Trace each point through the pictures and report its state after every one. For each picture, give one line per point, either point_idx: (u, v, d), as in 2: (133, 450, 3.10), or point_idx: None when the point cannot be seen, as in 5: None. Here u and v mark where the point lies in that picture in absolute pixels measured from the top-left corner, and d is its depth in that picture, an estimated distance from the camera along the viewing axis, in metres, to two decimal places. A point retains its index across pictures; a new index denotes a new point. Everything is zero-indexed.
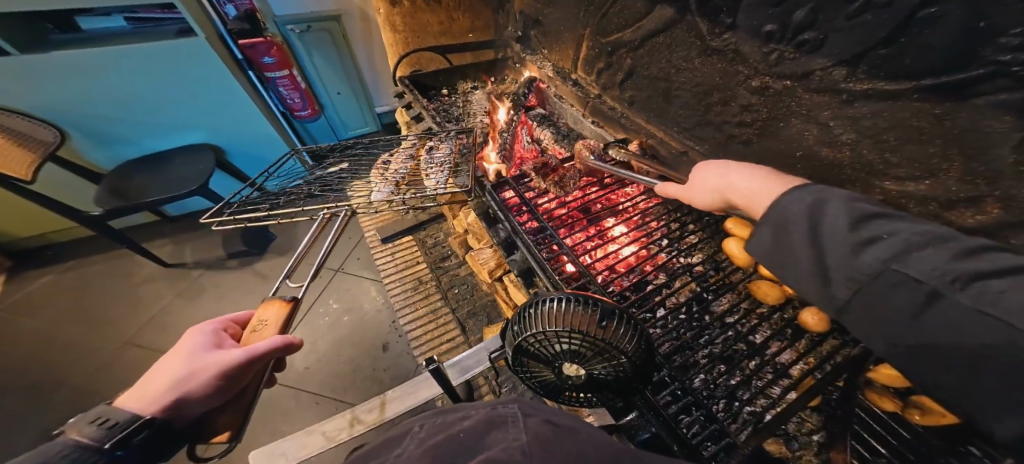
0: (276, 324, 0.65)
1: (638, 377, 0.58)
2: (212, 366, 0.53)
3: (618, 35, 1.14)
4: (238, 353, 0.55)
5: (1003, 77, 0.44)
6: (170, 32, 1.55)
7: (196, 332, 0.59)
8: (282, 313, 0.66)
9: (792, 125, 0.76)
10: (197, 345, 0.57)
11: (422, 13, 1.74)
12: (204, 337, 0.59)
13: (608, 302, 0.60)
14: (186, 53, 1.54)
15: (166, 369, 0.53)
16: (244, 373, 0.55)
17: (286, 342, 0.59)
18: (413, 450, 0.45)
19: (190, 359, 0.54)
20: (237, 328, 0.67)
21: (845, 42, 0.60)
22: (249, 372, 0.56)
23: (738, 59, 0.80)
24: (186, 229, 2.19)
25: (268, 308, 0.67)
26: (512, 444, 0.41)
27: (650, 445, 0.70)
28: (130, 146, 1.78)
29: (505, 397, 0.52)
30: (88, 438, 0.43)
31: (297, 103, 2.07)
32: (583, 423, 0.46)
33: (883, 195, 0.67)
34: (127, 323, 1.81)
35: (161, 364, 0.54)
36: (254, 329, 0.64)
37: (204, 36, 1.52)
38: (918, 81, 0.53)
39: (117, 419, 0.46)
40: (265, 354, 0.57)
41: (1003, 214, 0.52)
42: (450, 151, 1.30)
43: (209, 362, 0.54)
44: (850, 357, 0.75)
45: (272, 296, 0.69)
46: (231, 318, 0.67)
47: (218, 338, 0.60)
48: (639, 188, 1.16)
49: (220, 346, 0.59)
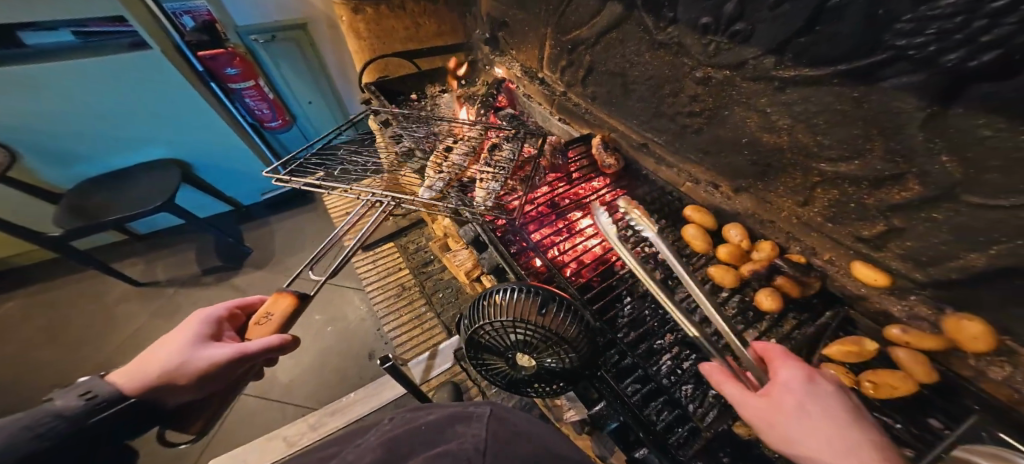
0: (277, 322, 0.64)
1: (589, 363, 0.59)
2: (201, 360, 0.55)
3: (576, 32, 1.16)
4: (228, 350, 0.55)
5: (903, 60, 0.48)
6: (123, 45, 1.54)
7: (197, 316, 0.61)
8: (288, 309, 0.64)
9: (735, 113, 0.78)
10: (191, 334, 0.58)
11: (387, 19, 1.73)
12: (204, 325, 0.60)
13: (555, 290, 0.61)
14: (149, 67, 1.54)
15: (162, 352, 0.56)
16: (234, 367, 0.57)
17: (278, 342, 0.59)
18: (377, 439, 0.48)
19: (185, 346, 0.57)
20: (241, 315, 0.68)
21: (770, 32, 0.62)
22: (238, 368, 0.57)
23: (682, 52, 0.82)
24: (158, 246, 2.14)
25: (279, 300, 0.65)
26: (468, 441, 0.43)
27: (620, 434, 0.68)
28: (91, 164, 1.75)
29: (478, 401, 0.55)
30: (72, 409, 0.50)
31: (266, 113, 2.06)
32: (535, 429, 0.50)
33: (820, 177, 0.70)
34: (99, 347, 1.75)
35: (160, 343, 0.58)
36: (257, 321, 0.63)
37: (159, 47, 1.51)
38: (835, 67, 0.56)
39: (103, 396, 0.52)
40: (255, 354, 0.57)
41: (922, 190, 0.55)
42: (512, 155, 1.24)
43: (198, 354, 0.56)
44: (808, 335, 0.75)
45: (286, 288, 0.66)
46: (237, 303, 0.68)
47: (217, 327, 0.62)
48: (604, 181, 1.16)
49: (216, 337, 0.60)
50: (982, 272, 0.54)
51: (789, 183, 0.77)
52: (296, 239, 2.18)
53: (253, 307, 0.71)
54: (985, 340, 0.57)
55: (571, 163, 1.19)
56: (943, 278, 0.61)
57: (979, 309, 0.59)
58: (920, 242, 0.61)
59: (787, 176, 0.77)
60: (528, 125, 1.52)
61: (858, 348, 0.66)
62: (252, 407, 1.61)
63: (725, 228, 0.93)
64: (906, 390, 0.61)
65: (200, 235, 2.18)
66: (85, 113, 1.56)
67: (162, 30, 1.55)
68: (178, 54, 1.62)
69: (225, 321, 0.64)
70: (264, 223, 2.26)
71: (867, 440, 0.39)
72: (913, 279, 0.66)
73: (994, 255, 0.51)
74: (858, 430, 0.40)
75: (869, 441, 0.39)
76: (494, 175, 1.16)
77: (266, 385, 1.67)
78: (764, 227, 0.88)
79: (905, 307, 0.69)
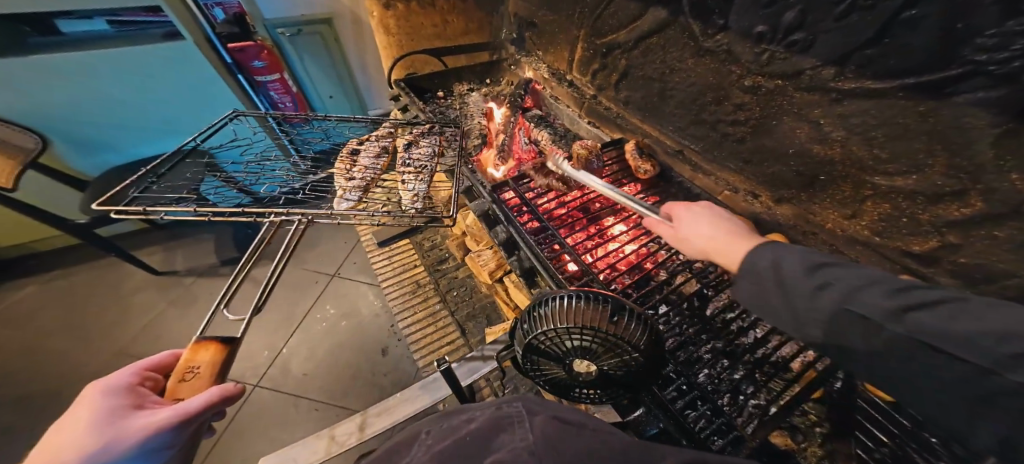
0: (211, 371, 0.58)
1: (648, 370, 0.59)
2: (135, 430, 0.45)
3: (613, 36, 1.16)
4: (166, 415, 0.47)
5: (981, 75, 0.47)
6: (156, 35, 1.55)
7: (102, 389, 0.49)
8: (217, 357, 0.59)
9: (784, 123, 0.78)
10: (105, 409, 0.47)
11: (415, 16, 1.75)
12: (117, 396, 0.49)
13: (616, 297, 0.62)
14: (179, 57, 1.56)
15: (68, 437, 0.44)
16: (179, 435, 0.48)
17: (228, 391, 0.52)
18: (421, 458, 0.41)
19: (102, 425, 0.45)
20: (159, 377, 0.57)
21: (832, 43, 0.62)
22: (182, 436, 0.49)
23: (730, 59, 0.82)
24: (176, 235, 2.16)
25: (199, 353, 0.59)
26: (517, 447, 0.37)
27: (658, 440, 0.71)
28: (115, 153, 1.76)
29: (508, 397, 0.48)
30: None
31: (289, 107, 2.08)
32: (590, 418, 0.44)
33: (873, 190, 0.70)
34: (117, 333, 1.76)
35: (58, 434, 0.45)
36: (181, 378, 0.56)
37: (192, 39, 1.51)
38: (903, 80, 0.56)
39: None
40: (201, 412, 0.49)
41: (985, 207, 0.54)
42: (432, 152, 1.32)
43: (130, 424, 0.46)
44: None
45: (204, 337, 0.61)
46: (147, 366, 0.57)
47: (135, 395, 0.51)
48: (637, 187, 1.15)
49: (140, 406, 0.50)
50: None
51: (837, 196, 0.77)
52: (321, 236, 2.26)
53: (165, 369, 0.60)
54: None
55: (605, 166, 1.19)
56: (998, 296, 0.60)
57: None
58: (975, 259, 0.60)
59: (836, 189, 0.76)
60: (555, 127, 1.52)
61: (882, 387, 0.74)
62: (267, 399, 1.61)
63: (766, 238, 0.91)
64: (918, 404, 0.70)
65: (219, 225, 2.19)
66: (111, 100, 1.58)
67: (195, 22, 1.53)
68: (210, 46, 1.61)
69: (140, 387, 0.53)
70: None
71: (725, 231, 0.60)
72: None
73: None
74: (717, 224, 0.62)
75: (727, 228, 0.61)
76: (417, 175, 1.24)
77: (280, 378, 1.67)
78: (805, 238, 0.87)
79: None
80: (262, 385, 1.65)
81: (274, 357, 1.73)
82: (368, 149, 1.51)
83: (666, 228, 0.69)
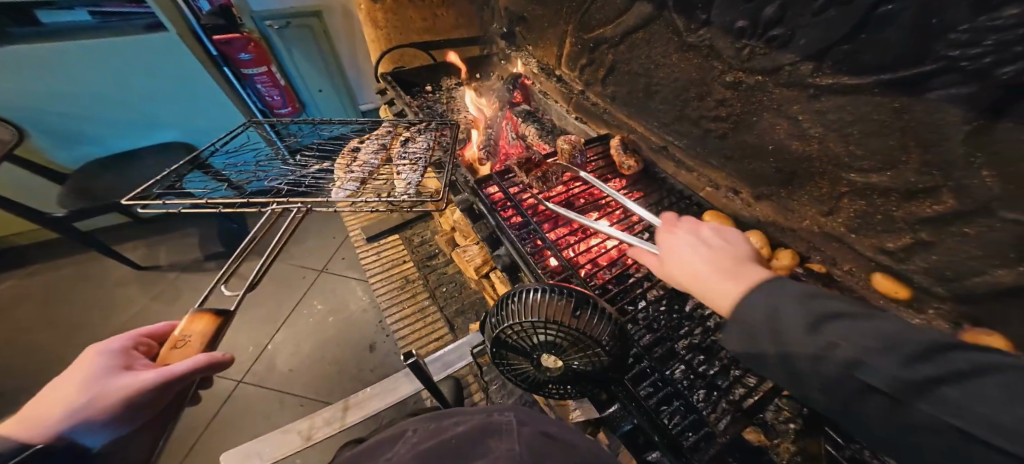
0: (203, 340, 0.57)
1: (616, 366, 0.59)
2: (121, 388, 0.46)
3: (600, 31, 1.15)
4: (150, 376, 0.48)
5: (953, 72, 0.47)
6: (137, 26, 1.52)
7: (96, 351, 0.50)
8: (209, 328, 0.58)
9: (764, 119, 0.78)
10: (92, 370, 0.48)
11: (404, 9, 1.72)
12: (109, 356, 0.50)
13: (584, 291, 0.62)
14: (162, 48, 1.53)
15: (60, 390, 0.46)
16: (162, 394, 0.49)
17: (213, 360, 0.52)
18: (405, 456, 0.42)
19: (91, 378, 0.47)
20: (154, 343, 0.58)
21: (810, 39, 0.62)
22: (165, 395, 0.50)
23: (713, 55, 0.82)
24: (159, 230, 2.11)
25: (193, 324, 0.58)
26: (505, 454, 0.38)
27: (631, 436, 0.70)
28: (95, 147, 1.71)
29: (501, 406, 0.50)
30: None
31: (277, 100, 2.03)
32: (581, 442, 0.46)
33: (849, 187, 0.70)
34: (96, 329, 1.72)
35: (54, 385, 0.47)
36: (173, 345, 0.55)
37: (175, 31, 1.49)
38: (878, 76, 0.56)
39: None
40: (186, 375, 0.49)
41: (956, 204, 0.55)
42: (426, 146, 1.24)
43: (116, 383, 0.47)
44: None
45: (201, 308, 0.60)
46: (144, 333, 0.58)
47: (126, 357, 0.52)
48: (621, 182, 1.15)
49: (129, 367, 0.50)
50: (1009, 290, 0.55)
51: (814, 193, 0.78)
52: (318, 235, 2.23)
53: (162, 338, 0.61)
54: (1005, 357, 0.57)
55: (588, 163, 1.19)
56: (968, 293, 0.61)
57: (1000, 327, 0.59)
58: (946, 255, 0.61)
59: (813, 185, 0.77)
60: (543, 122, 1.51)
61: None
62: (250, 395, 1.59)
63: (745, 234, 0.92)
64: None
65: (203, 220, 2.16)
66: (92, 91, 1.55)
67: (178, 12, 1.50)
68: (195, 39, 1.59)
69: (134, 351, 0.54)
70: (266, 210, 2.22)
71: (702, 259, 0.56)
72: (933, 292, 0.66)
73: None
74: (717, 261, 0.55)
75: (708, 256, 0.57)
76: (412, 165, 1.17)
77: (265, 373, 1.65)
78: (784, 235, 0.88)
79: (922, 321, 0.68)
80: (246, 380, 1.63)
81: (259, 352, 1.71)
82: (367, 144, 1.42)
83: (651, 259, 0.64)
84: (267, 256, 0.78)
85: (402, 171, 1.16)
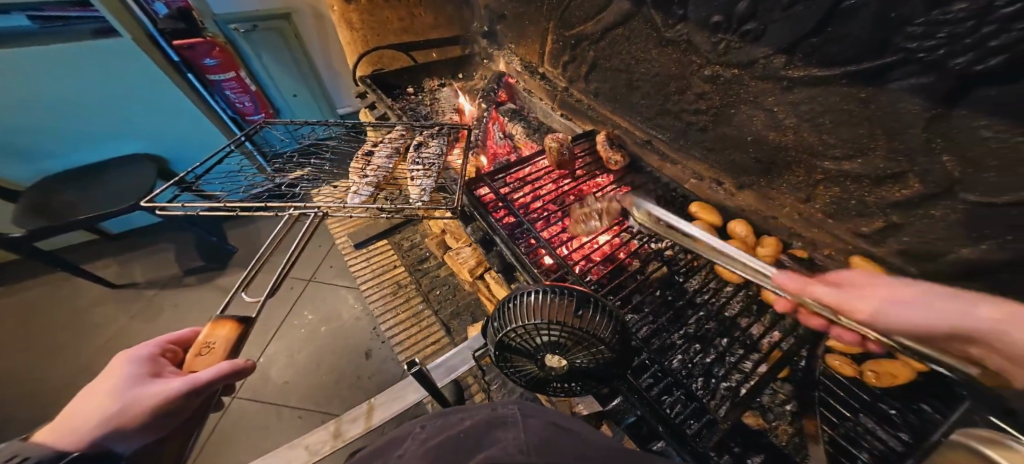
0: (224, 348, 0.57)
1: (618, 362, 0.60)
2: (148, 397, 0.46)
3: (581, 28, 1.16)
4: (179, 383, 0.47)
5: (912, 63, 0.49)
6: (86, 32, 1.43)
7: (126, 358, 0.51)
8: (234, 334, 0.59)
9: (741, 112, 0.80)
10: (124, 375, 0.48)
11: (380, 9, 1.69)
12: (138, 363, 0.51)
13: (583, 290, 0.63)
14: (115, 56, 1.45)
15: (93, 398, 0.46)
16: (187, 403, 0.48)
17: (235, 368, 0.51)
18: (415, 450, 0.43)
19: (119, 387, 0.47)
20: (179, 350, 0.58)
21: (781, 32, 0.64)
22: (192, 403, 0.49)
23: (691, 49, 0.83)
24: (132, 246, 2.04)
25: (217, 329, 0.59)
26: (510, 444, 0.39)
27: (635, 428, 0.72)
28: (58, 161, 1.64)
29: (505, 400, 0.51)
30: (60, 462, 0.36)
31: (249, 106, 1.98)
32: (587, 430, 0.47)
33: (823, 175, 0.73)
34: (69, 353, 1.65)
35: (85, 393, 0.47)
36: (197, 352, 0.55)
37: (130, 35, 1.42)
38: (845, 67, 0.58)
39: (36, 457, 0.38)
40: (211, 383, 0.49)
41: (922, 187, 0.58)
42: (439, 150, 1.25)
43: (145, 392, 0.46)
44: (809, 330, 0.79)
45: (223, 315, 0.60)
46: (170, 339, 0.58)
47: (154, 364, 0.52)
48: (609, 178, 1.18)
49: (157, 374, 0.51)
50: (976, 267, 0.58)
51: (792, 181, 0.80)
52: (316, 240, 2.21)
53: (187, 343, 0.61)
54: None
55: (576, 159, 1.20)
56: (936, 271, 0.65)
57: None
58: (916, 236, 0.65)
59: (790, 174, 0.80)
60: (529, 120, 1.53)
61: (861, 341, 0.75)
62: (245, 410, 1.56)
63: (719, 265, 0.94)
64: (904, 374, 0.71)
65: (181, 233, 2.09)
66: (59, 99, 1.48)
67: (131, 15, 1.43)
68: (152, 43, 1.52)
69: (161, 357, 0.54)
70: (249, 221, 2.16)
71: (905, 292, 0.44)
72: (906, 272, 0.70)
73: (986, 249, 0.55)
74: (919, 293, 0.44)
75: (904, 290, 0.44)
76: (428, 172, 1.16)
77: (259, 387, 1.62)
78: (767, 224, 0.91)
79: None
80: (240, 396, 1.59)
81: None
82: (381, 149, 1.39)
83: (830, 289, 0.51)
84: (285, 265, 0.78)
85: (418, 179, 1.16)
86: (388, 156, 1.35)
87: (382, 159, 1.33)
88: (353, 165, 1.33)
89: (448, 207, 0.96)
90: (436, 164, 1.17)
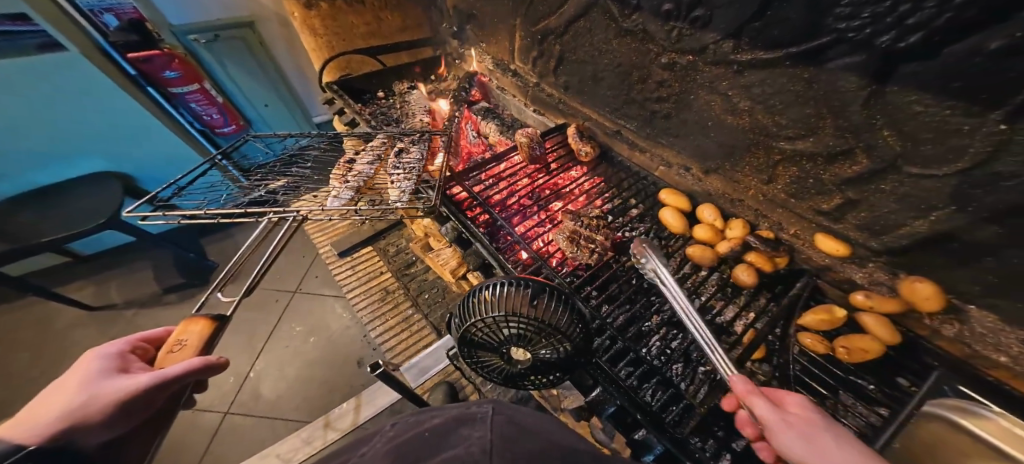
0: (196, 346, 0.52)
1: (581, 351, 0.61)
2: (112, 393, 0.43)
3: (545, 22, 1.15)
4: (146, 378, 0.44)
5: (844, 43, 0.52)
6: (30, 46, 1.38)
7: (91, 355, 0.47)
8: (207, 331, 0.54)
9: (699, 97, 0.81)
10: (87, 374, 0.45)
11: (344, 14, 1.66)
12: (105, 359, 0.47)
13: (541, 280, 0.63)
14: (68, 70, 1.41)
15: (55, 397, 0.42)
16: (157, 395, 0.45)
17: (206, 365, 0.48)
18: (379, 449, 0.43)
19: (83, 384, 0.43)
20: (150, 347, 0.54)
21: (727, 17, 0.64)
22: (159, 397, 0.46)
23: (648, 38, 0.84)
24: (108, 266, 2.00)
25: (190, 326, 0.54)
26: (474, 443, 0.39)
27: (619, 417, 0.71)
28: (15, 182, 1.60)
29: (479, 398, 0.50)
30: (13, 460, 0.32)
31: (217, 118, 1.95)
32: (548, 429, 0.45)
33: (781, 155, 0.73)
34: (48, 379, 1.61)
35: (45, 393, 0.43)
36: (168, 349, 0.51)
37: (77, 49, 1.38)
38: (786, 49, 0.59)
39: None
40: (181, 379, 0.46)
41: (870, 163, 0.59)
42: (422, 156, 1.20)
43: (109, 386, 0.43)
44: (783, 304, 0.78)
45: (198, 312, 0.56)
46: (142, 336, 0.55)
47: (123, 360, 0.49)
48: (582, 170, 1.18)
49: (125, 370, 0.47)
50: (929, 237, 0.60)
51: (753, 163, 0.81)
52: (298, 252, 2.19)
53: (160, 342, 0.57)
54: (936, 300, 0.62)
55: (549, 153, 1.20)
56: (895, 245, 0.66)
57: (929, 272, 0.65)
58: (871, 211, 0.66)
59: (751, 157, 0.80)
60: (503, 118, 1.53)
61: (829, 316, 0.72)
62: (239, 422, 1.54)
63: (687, 250, 0.90)
64: (875, 351, 0.66)
65: (158, 252, 2.05)
66: (21, 118, 1.43)
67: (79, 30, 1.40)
68: (103, 55, 1.48)
69: (131, 355, 0.51)
70: (227, 235, 2.13)
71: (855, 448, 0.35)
72: (868, 247, 0.70)
73: (935, 220, 0.57)
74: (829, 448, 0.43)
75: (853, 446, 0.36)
76: (408, 175, 1.12)
77: (250, 402, 1.60)
78: (734, 207, 0.91)
79: (864, 273, 0.73)
80: (233, 411, 1.57)
81: (241, 381, 1.65)
82: (363, 156, 1.31)
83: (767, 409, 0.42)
84: (260, 269, 0.76)
85: (396, 183, 1.09)
86: (370, 162, 1.25)
87: (364, 166, 1.23)
88: (335, 175, 1.22)
89: (430, 206, 0.91)
90: (416, 168, 1.13)
